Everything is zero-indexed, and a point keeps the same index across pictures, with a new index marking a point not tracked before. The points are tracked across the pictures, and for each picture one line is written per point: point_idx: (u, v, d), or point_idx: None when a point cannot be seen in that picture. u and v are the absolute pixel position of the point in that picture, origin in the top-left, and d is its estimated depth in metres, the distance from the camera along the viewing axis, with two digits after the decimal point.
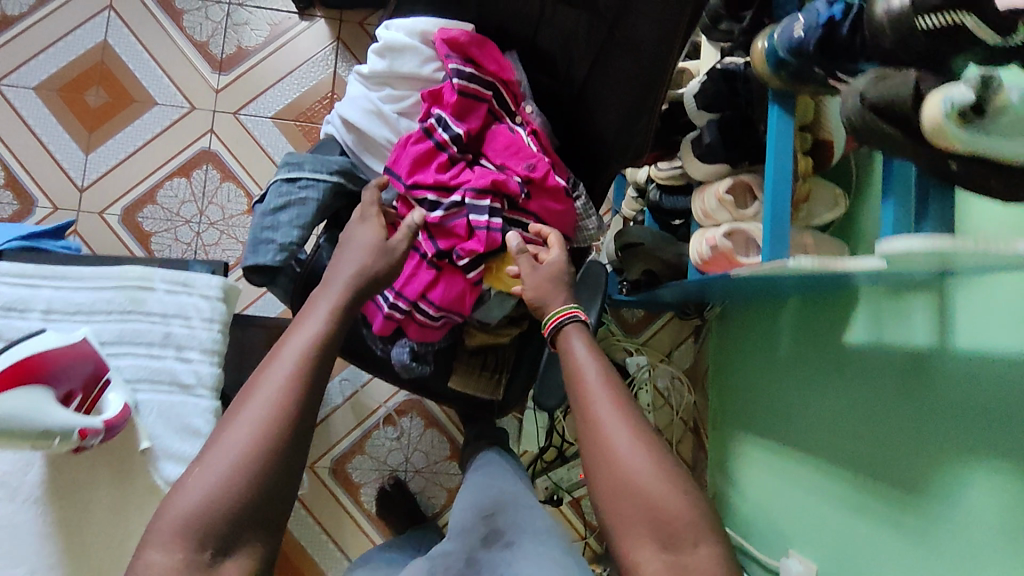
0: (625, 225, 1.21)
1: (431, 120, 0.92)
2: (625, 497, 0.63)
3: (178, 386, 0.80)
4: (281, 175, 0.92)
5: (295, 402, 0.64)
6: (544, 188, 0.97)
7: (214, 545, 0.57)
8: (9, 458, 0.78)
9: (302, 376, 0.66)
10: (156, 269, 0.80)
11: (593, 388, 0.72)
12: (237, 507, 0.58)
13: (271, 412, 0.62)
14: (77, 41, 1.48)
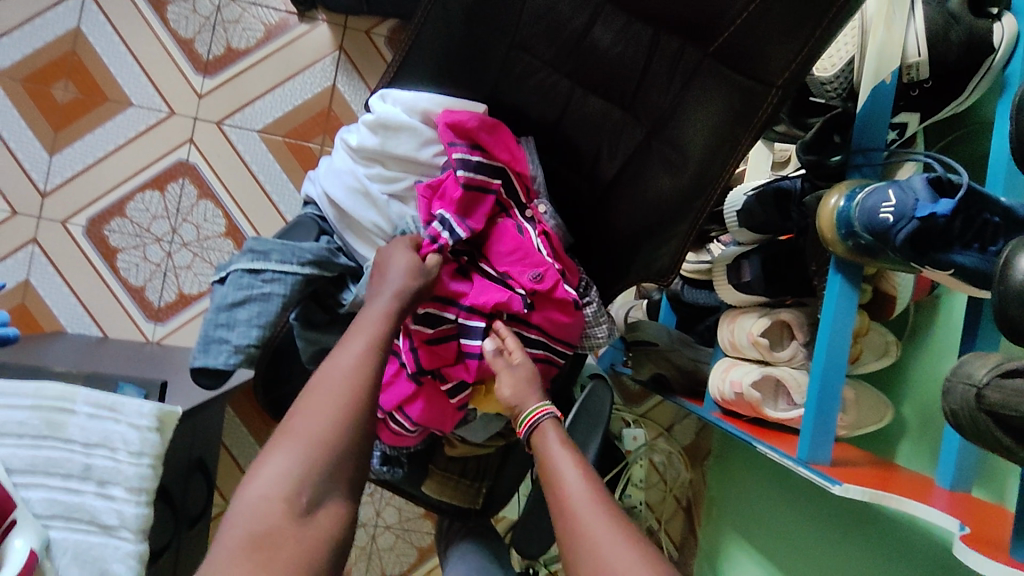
0: (639, 318, 1.07)
1: (435, 223, 0.77)
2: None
3: (99, 526, 0.67)
4: (243, 264, 0.79)
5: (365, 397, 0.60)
6: (552, 299, 0.81)
7: (310, 493, 0.54)
8: None
9: (374, 366, 0.63)
10: (81, 387, 0.67)
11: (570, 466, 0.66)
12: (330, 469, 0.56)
13: (352, 384, 0.60)
14: (47, 25, 1.31)
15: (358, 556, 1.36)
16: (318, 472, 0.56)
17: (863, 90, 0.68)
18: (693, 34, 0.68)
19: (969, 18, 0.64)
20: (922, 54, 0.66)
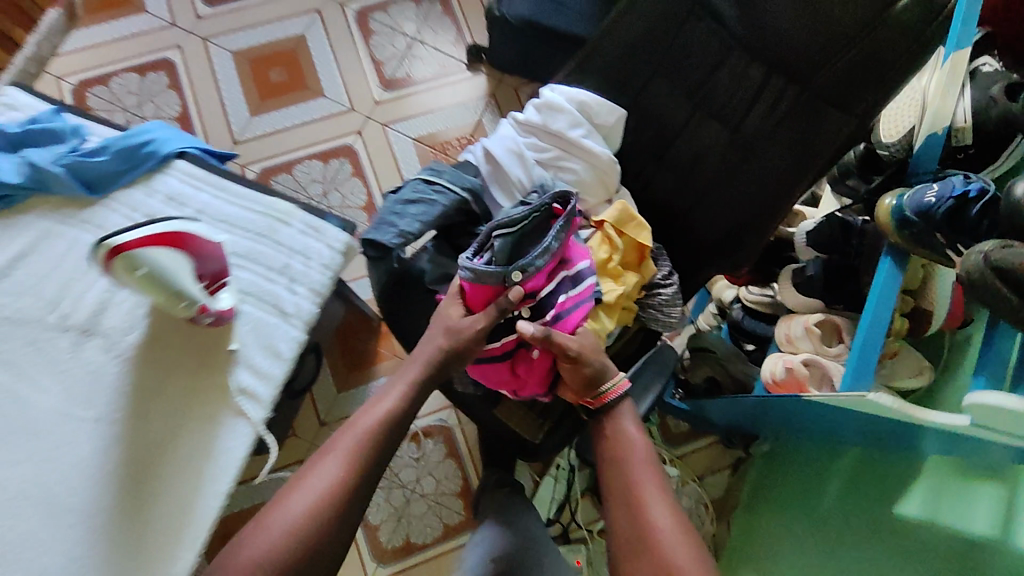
0: (702, 330, 1.24)
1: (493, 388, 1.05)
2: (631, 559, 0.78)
3: (279, 311, 0.85)
4: (421, 176, 1.03)
5: (328, 510, 0.79)
6: (592, 382, 0.91)
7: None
8: (119, 315, 0.82)
9: (342, 480, 0.81)
10: (299, 209, 0.88)
11: (616, 450, 0.88)
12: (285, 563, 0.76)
13: (322, 498, 0.79)
14: (283, 28, 1.70)
15: (389, 514, 1.44)
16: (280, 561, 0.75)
17: (920, 139, 0.91)
18: (795, 78, 0.92)
19: (1007, 104, 0.86)
20: (968, 121, 0.89)
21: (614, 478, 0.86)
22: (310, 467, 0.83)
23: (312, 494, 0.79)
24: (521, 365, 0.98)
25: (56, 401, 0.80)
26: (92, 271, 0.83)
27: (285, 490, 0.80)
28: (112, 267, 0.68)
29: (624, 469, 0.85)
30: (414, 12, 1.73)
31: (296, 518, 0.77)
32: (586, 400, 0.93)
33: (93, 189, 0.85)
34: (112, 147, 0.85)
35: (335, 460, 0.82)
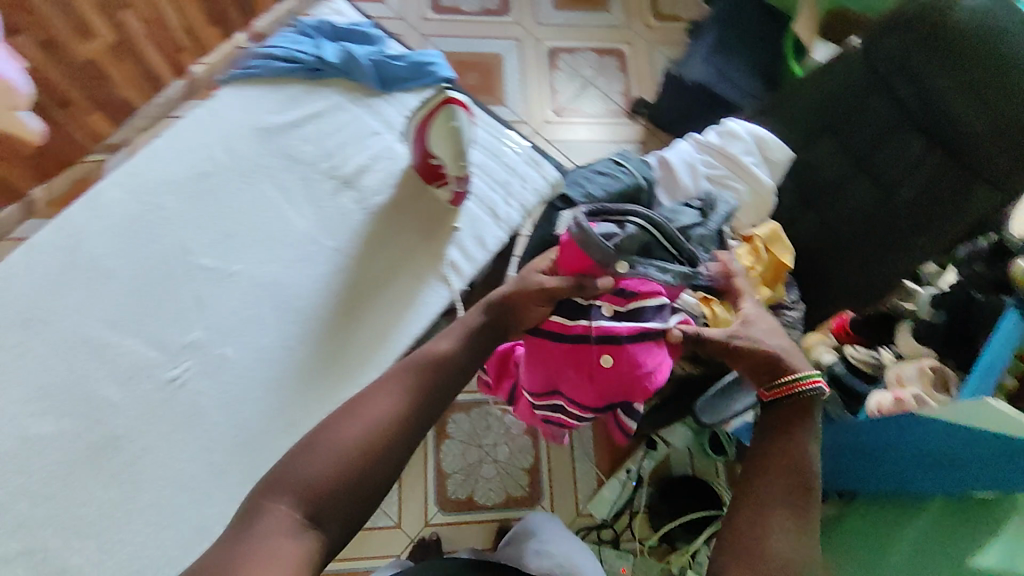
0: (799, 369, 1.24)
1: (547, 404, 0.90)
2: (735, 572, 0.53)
3: (494, 213, 1.03)
4: (613, 158, 1.21)
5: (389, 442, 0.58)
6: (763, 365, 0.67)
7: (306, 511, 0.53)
8: (376, 178, 1.03)
9: (407, 411, 0.60)
10: (527, 145, 1.10)
11: (775, 444, 0.61)
12: (335, 493, 0.54)
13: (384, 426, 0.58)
14: (486, 44, 1.98)
15: (461, 467, 1.51)
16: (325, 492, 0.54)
17: None
18: (950, 152, 1.11)
19: None
20: None
21: (758, 474, 0.59)
22: (362, 393, 0.60)
23: (369, 422, 0.58)
24: (574, 358, 0.83)
25: (307, 227, 0.98)
26: (364, 143, 1.05)
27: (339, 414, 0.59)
28: (439, 112, 0.93)
29: (782, 472, 0.58)
30: (594, 62, 2.01)
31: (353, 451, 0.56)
32: (763, 388, 0.67)
33: (383, 85, 1.09)
34: (408, 59, 1.09)
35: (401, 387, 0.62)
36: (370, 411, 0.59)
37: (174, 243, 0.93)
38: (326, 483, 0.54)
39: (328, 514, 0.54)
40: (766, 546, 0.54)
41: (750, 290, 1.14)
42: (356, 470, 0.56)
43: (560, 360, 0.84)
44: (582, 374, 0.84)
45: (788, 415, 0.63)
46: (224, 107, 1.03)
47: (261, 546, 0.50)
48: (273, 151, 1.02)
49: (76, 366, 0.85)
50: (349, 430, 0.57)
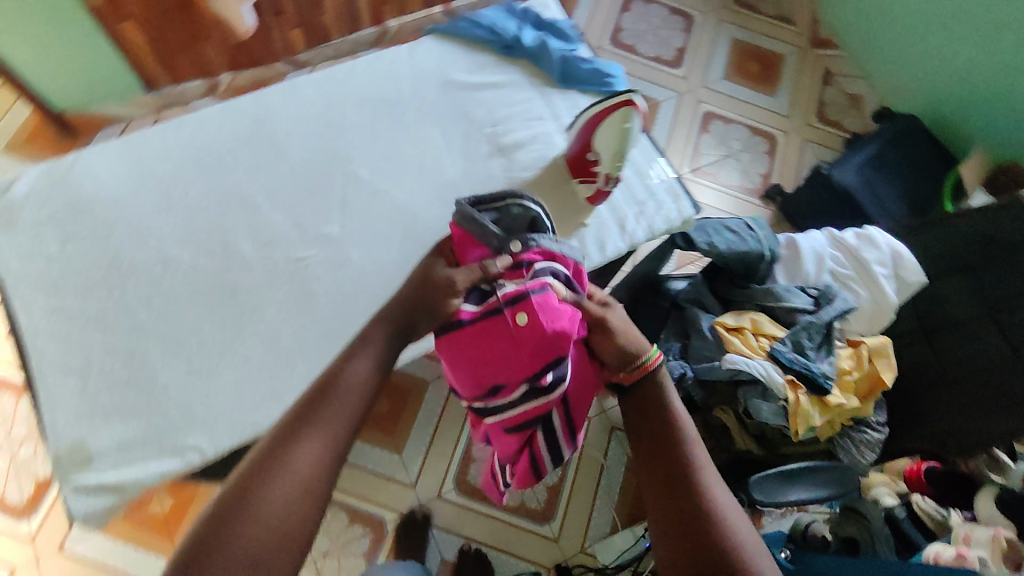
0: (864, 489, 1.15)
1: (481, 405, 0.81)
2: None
3: (620, 225, 1.04)
4: (747, 221, 1.22)
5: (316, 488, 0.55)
6: (626, 353, 0.71)
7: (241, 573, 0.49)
8: (527, 156, 1.07)
9: (329, 457, 0.57)
10: (673, 178, 1.09)
11: (649, 434, 0.67)
12: (269, 550, 0.51)
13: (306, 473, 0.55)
14: (649, 88, 2.04)
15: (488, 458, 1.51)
16: (262, 547, 0.51)
17: None
18: None
19: None
20: None
21: (656, 487, 0.63)
22: (278, 447, 0.56)
23: (292, 481, 0.54)
24: (483, 329, 0.76)
25: (455, 176, 1.04)
26: (528, 122, 1.09)
27: (254, 473, 0.54)
28: (619, 108, 0.91)
29: (667, 478, 0.63)
30: (745, 138, 2.02)
31: (274, 517, 0.52)
32: (621, 376, 0.72)
33: (563, 79, 1.13)
34: (593, 64, 1.13)
35: (318, 437, 0.57)
36: (294, 465, 0.55)
37: (340, 147, 1.02)
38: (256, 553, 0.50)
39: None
40: (700, 542, 0.58)
41: (842, 393, 1.11)
42: (280, 531, 0.52)
43: (481, 340, 0.77)
44: (504, 343, 0.76)
45: (653, 404, 0.69)
46: (421, 51, 1.12)
47: None
48: (449, 102, 1.09)
49: (226, 217, 0.94)
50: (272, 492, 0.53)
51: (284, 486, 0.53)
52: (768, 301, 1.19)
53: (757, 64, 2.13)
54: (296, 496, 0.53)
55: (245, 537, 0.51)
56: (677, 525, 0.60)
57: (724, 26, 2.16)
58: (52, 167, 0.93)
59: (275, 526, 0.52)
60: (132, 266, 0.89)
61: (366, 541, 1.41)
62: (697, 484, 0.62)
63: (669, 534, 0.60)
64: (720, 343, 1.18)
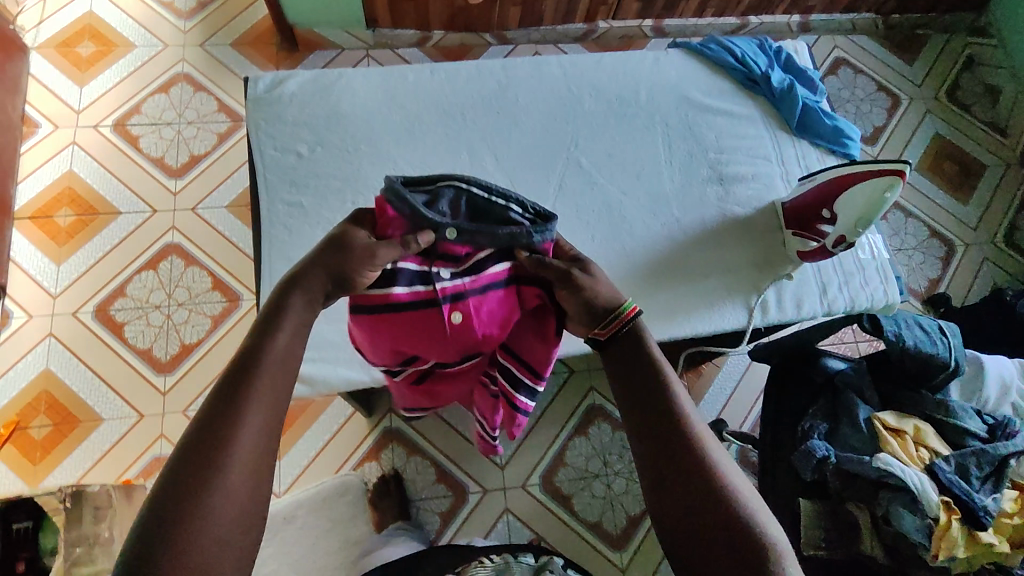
0: None
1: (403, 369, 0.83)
2: (704, 541, 0.60)
3: (822, 289, 1.00)
4: (939, 324, 1.15)
5: (262, 453, 0.59)
6: (603, 310, 0.71)
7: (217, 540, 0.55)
8: (745, 192, 1.04)
9: (269, 423, 0.61)
10: (886, 258, 1.04)
11: (632, 390, 0.68)
12: (237, 514, 0.57)
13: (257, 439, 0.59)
14: None
15: (578, 467, 1.51)
16: (229, 514, 0.56)
17: None
18: None
19: None
20: None
21: (656, 451, 0.64)
22: (219, 423, 0.59)
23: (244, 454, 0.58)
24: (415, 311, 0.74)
25: (670, 190, 1.03)
26: (754, 159, 1.07)
27: (208, 447, 0.57)
28: (885, 175, 0.83)
29: (665, 443, 0.64)
30: (920, 237, 1.91)
31: (239, 481, 0.57)
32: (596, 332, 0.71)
33: (798, 128, 1.09)
34: (835, 122, 1.09)
35: (263, 403, 0.61)
36: (244, 436, 0.59)
37: (571, 132, 1.04)
38: (223, 521, 0.56)
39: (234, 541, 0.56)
40: (704, 501, 0.61)
41: (995, 534, 1.04)
42: (243, 500, 0.57)
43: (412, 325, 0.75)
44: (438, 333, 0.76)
45: (641, 364, 0.69)
46: (667, 61, 1.11)
47: None
48: (682, 117, 1.08)
49: (455, 166, 0.99)
50: (231, 465, 0.57)
51: (239, 457, 0.58)
52: (938, 414, 1.12)
53: (955, 166, 1.99)
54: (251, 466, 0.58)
55: (210, 510, 0.56)
56: (686, 487, 0.62)
57: (930, 117, 2.03)
58: (321, 75, 1.00)
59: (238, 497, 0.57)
60: (367, 184, 0.94)
61: (446, 502, 1.43)
62: (694, 448, 0.63)
63: (674, 497, 0.62)
64: (873, 438, 1.12)
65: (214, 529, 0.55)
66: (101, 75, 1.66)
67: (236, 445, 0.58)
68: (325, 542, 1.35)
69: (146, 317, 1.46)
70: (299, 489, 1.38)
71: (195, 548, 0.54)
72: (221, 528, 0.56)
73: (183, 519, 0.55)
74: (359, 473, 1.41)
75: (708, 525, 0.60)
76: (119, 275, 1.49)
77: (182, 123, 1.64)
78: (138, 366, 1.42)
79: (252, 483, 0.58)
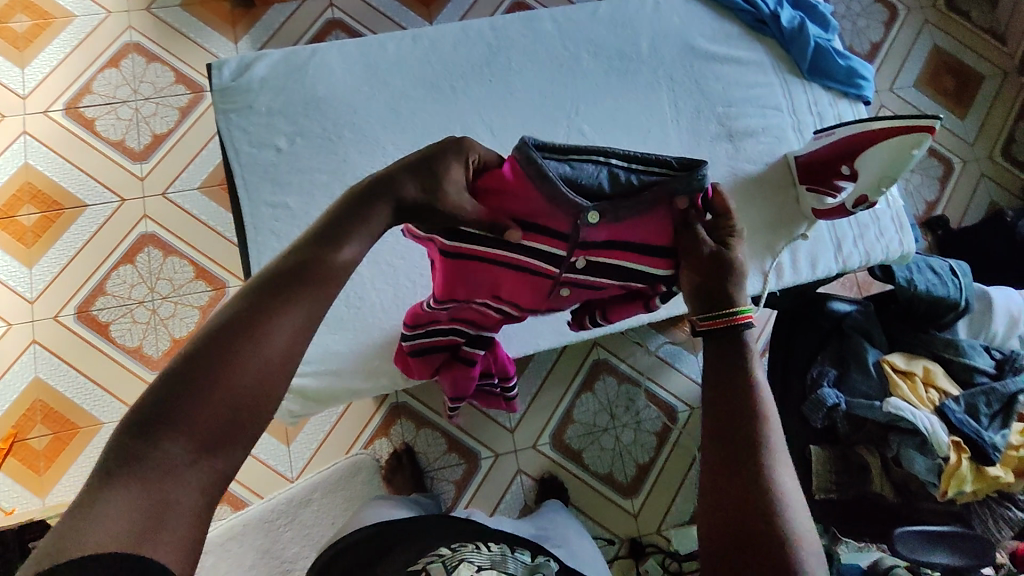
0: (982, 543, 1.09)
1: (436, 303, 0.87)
2: (733, 516, 0.61)
3: (837, 244, 0.97)
4: (950, 264, 1.13)
5: (283, 361, 0.56)
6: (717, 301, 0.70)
7: (208, 434, 0.52)
8: (755, 147, 0.99)
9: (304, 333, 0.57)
10: (902, 204, 1.00)
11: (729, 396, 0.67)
12: (236, 410, 0.54)
13: (284, 348, 0.56)
14: None
15: (588, 422, 1.53)
16: (228, 411, 0.53)
17: None
18: None
19: None
20: None
21: (721, 428, 0.66)
22: (254, 318, 0.55)
23: (268, 357, 0.55)
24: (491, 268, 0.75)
25: (677, 152, 0.97)
26: (763, 110, 1.00)
27: (232, 339, 0.54)
28: (917, 131, 0.78)
29: (739, 453, 0.63)
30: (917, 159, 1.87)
31: (250, 384, 0.54)
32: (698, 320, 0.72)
33: (810, 71, 1.02)
34: (849, 61, 1.02)
35: (304, 308, 0.57)
36: (271, 339, 0.55)
37: (569, 95, 0.96)
38: (225, 417, 0.53)
39: (226, 438, 0.53)
40: (745, 486, 0.62)
41: (1002, 467, 1.07)
42: (250, 401, 0.54)
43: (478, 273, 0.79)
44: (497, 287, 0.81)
45: (734, 358, 0.69)
46: (667, 5, 1.02)
47: (161, 474, 0.50)
48: (686, 68, 1.00)
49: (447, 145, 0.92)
50: (247, 365, 0.54)
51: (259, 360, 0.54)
52: (947, 353, 1.13)
53: (954, 80, 1.92)
54: (268, 372, 0.55)
55: (214, 399, 0.53)
56: (733, 469, 0.63)
57: (929, 28, 1.94)
58: (292, 54, 0.91)
59: (242, 396, 0.54)
60: (355, 176, 0.88)
61: (459, 470, 1.46)
62: (758, 441, 0.64)
63: (721, 472, 0.63)
64: (883, 382, 1.13)
65: (209, 417, 0.53)
66: (42, 52, 1.51)
67: (261, 344, 0.55)
68: (343, 519, 1.38)
69: (132, 314, 1.42)
70: (315, 472, 1.41)
71: (192, 427, 0.52)
72: (217, 420, 0.53)
73: (186, 399, 0.52)
74: (369, 451, 1.43)
75: (742, 505, 0.61)
76: (97, 273, 1.44)
77: (138, 100, 1.52)
78: (131, 366, 1.40)
79: (262, 388, 0.54)
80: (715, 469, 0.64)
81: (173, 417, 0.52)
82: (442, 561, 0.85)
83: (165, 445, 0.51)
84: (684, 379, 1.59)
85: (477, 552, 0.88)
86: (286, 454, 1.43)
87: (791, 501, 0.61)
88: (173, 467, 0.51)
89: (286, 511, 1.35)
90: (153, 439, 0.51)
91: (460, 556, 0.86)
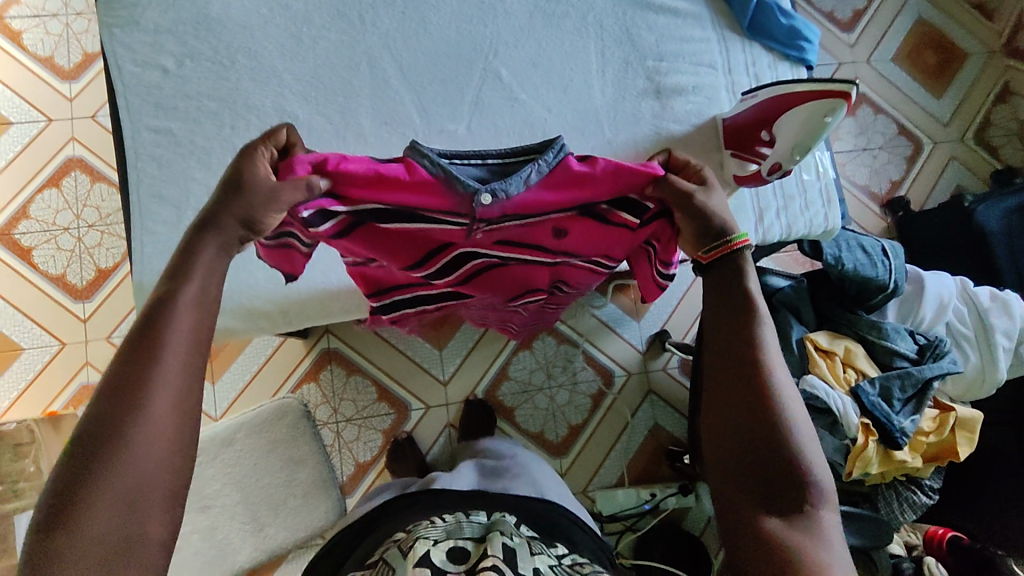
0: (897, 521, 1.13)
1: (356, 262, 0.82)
2: (739, 473, 0.61)
3: (760, 215, 0.93)
4: (883, 245, 1.11)
5: (183, 412, 0.54)
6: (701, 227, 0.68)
7: (126, 498, 0.50)
8: (684, 106, 0.94)
9: (190, 377, 0.56)
10: (831, 178, 0.97)
11: (732, 344, 0.65)
12: (155, 467, 0.52)
13: (179, 392, 0.54)
14: None
15: (523, 381, 1.52)
16: (141, 471, 0.51)
17: None
18: None
19: None
20: None
21: (724, 380, 0.65)
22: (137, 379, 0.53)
23: (167, 408, 0.53)
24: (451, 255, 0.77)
25: (601, 107, 0.92)
26: (696, 67, 0.95)
27: (114, 405, 0.52)
28: (835, 97, 0.75)
29: (744, 400, 0.63)
30: (888, 135, 1.81)
31: (160, 435, 0.52)
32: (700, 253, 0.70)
33: (750, 28, 0.96)
34: (792, 21, 0.96)
35: (180, 352, 0.55)
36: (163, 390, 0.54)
37: (489, 35, 0.90)
38: (145, 479, 0.51)
39: (151, 495, 0.51)
40: (753, 440, 0.61)
41: (910, 451, 1.06)
42: (165, 456, 0.53)
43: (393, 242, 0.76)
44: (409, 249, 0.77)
45: (733, 318, 0.67)
46: None
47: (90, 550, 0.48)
48: (619, 15, 0.94)
49: (354, 78, 0.86)
50: (149, 422, 0.52)
51: (158, 414, 0.53)
52: (870, 335, 1.11)
53: (935, 55, 1.85)
54: (172, 423, 0.53)
55: (125, 463, 0.50)
56: (741, 418, 0.62)
57: None
58: None
59: (159, 453, 0.52)
60: (249, 105, 0.83)
61: (388, 420, 1.44)
62: (766, 389, 0.62)
63: (732, 447, 0.62)
64: (804, 359, 1.11)
65: (122, 483, 0.50)
66: None
67: (158, 396, 0.53)
68: (265, 463, 1.37)
69: (55, 241, 1.37)
70: (238, 413, 1.38)
71: (136, 467, 0.51)
72: (133, 481, 0.51)
73: (107, 450, 0.50)
74: (296, 395, 1.40)
75: (748, 467, 0.61)
76: (20, 196, 1.38)
77: (69, 14, 1.43)
78: (52, 294, 1.36)
79: (186, 402, 0.55)
80: (723, 417, 0.64)
81: (85, 491, 0.49)
82: (396, 548, 0.78)
83: (102, 512, 0.49)
84: (625, 345, 1.58)
85: (432, 527, 0.81)
86: (211, 393, 1.39)
87: (803, 438, 0.61)
88: (114, 537, 0.49)
89: (207, 449, 1.33)
90: (82, 501, 0.49)
91: (416, 534, 0.79)
